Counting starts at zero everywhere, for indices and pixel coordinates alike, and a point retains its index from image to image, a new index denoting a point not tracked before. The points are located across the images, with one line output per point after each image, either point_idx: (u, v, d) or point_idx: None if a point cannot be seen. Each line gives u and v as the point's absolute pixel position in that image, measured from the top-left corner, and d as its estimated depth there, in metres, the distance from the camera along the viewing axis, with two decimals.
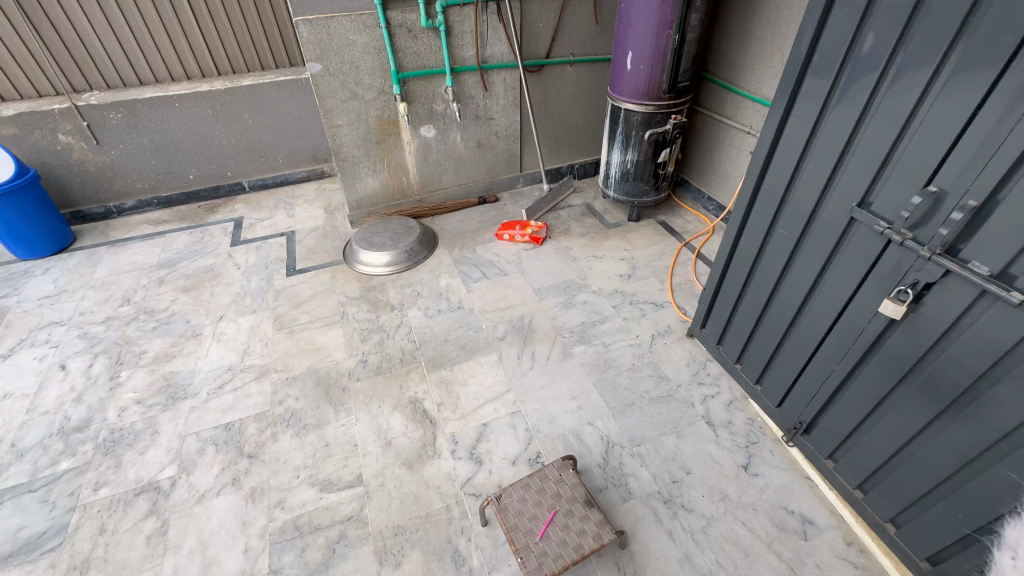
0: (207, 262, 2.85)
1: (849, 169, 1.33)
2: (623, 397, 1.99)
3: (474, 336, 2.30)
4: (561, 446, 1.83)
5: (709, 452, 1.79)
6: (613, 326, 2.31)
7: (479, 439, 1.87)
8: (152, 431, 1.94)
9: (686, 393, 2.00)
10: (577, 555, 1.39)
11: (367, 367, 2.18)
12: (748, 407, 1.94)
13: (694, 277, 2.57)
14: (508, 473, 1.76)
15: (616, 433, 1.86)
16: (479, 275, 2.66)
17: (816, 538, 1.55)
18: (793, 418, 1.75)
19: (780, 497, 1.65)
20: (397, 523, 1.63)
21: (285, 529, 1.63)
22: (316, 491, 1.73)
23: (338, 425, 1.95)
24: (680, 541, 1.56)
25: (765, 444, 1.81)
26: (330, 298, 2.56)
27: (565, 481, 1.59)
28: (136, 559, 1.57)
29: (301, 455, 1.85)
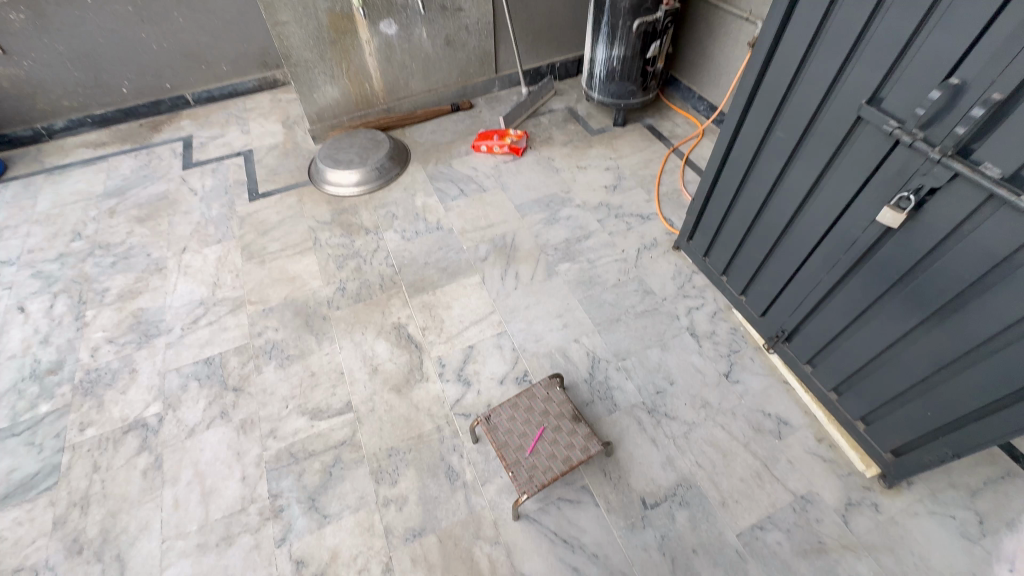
0: (160, 188, 2.62)
1: (861, 60, 1.19)
2: (608, 312, 1.98)
3: (455, 258, 2.21)
4: (548, 363, 1.85)
5: (692, 362, 1.83)
6: (598, 241, 2.23)
7: (465, 361, 1.87)
8: (130, 370, 1.89)
9: (671, 306, 1.99)
10: (566, 466, 1.45)
11: (346, 295, 2.10)
12: (732, 317, 1.95)
13: (682, 185, 2.46)
14: (496, 393, 1.78)
15: (602, 348, 1.88)
16: (457, 192, 2.50)
17: (790, 436, 1.64)
18: (776, 326, 1.76)
19: (758, 401, 1.72)
20: (390, 445, 1.67)
21: (280, 457, 1.66)
22: (307, 419, 1.75)
23: (322, 354, 1.92)
24: (662, 446, 1.63)
25: (746, 352, 1.85)
26: (299, 223, 2.40)
27: (552, 399, 1.62)
28: (135, 492, 1.60)
29: (287, 385, 1.83)
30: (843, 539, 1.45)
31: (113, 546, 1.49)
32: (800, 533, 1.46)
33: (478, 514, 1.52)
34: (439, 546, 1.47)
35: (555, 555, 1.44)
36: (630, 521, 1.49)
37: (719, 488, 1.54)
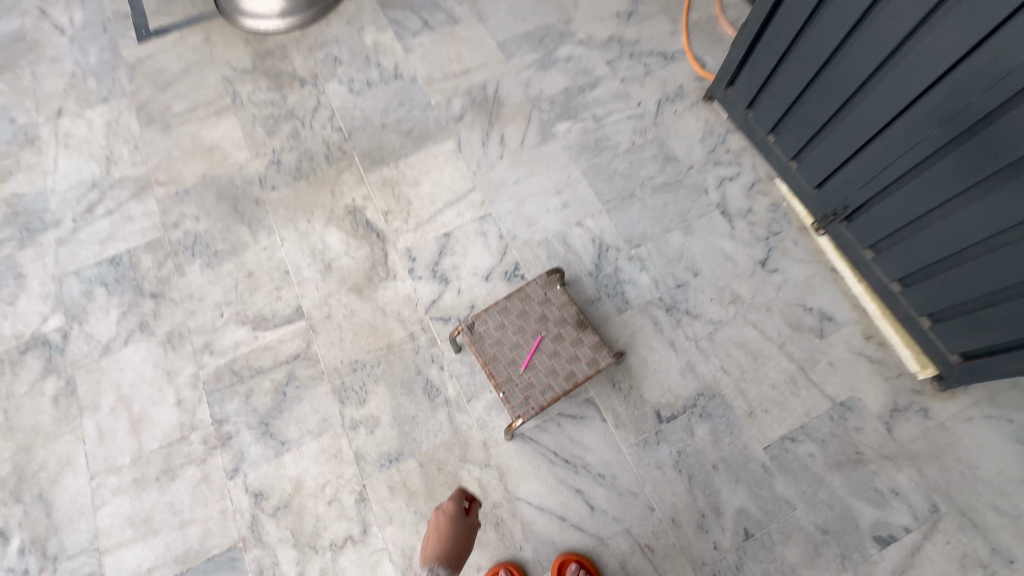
0: (12, 25, 1.92)
1: None
2: (619, 187, 1.56)
3: (422, 118, 1.69)
4: (543, 254, 1.48)
5: (721, 249, 1.48)
6: (607, 92, 1.71)
7: (441, 254, 1.50)
8: (15, 275, 1.49)
9: (698, 178, 1.57)
10: (569, 384, 1.18)
11: (282, 171, 1.63)
12: (774, 190, 1.55)
13: (718, 10, 1.85)
14: (481, 292, 1.44)
15: (611, 233, 1.50)
16: (419, 25, 1.87)
17: (833, 334, 1.37)
18: (836, 201, 1.39)
19: (799, 294, 1.42)
20: (354, 358, 1.38)
21: (220, 376, 1.37)
22: (248, 331, 1.42)
23: (259, 250, 1.52)
24: (682, 350, 1.36)
25: (788, 233, 1.49)
26: (209, 74, 1.80)
27: (551, 301, 1.28)
28: (48, 424, 1.32)
29: (219, 289, 1.47)
30: (883, 449, 1.26)
31: (32, 485, 1.26)
32: (836, 444, 1.27)
33: (464, 434, 1.29)
34: (421, 471, 1.26)
35: (555, 477, 1.25)
36: (642, 437, 1.28)
37: (747, 397, 1.31)
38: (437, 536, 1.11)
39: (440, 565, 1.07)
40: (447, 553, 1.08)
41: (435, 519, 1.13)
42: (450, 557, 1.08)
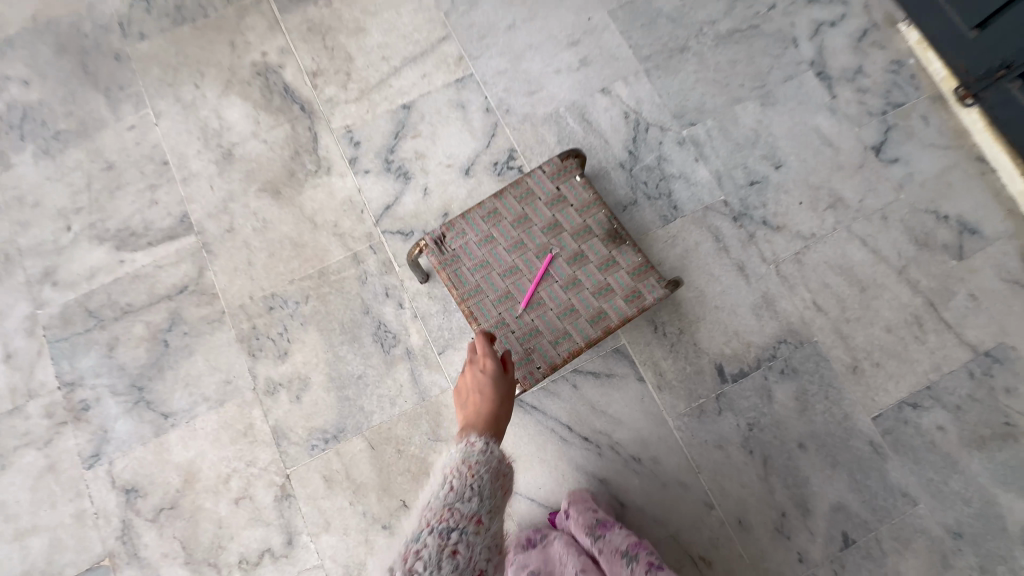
0: None
1: None
2: (665, 35, 1.04)
3: None
4: (551, 136, 0.99)
5: (815, 128, 0.99)
6: None
7: (398, 136, 1.00)
8: None
9: (782, 23, 1.05)
10: (597, 333, 0.75)
11: (154, 10, 1.07)
12: (896, 42, 1.03)
13: None
14: (457, 194, 0.97)
15: (652, 105, 1.00)
16: None
17: (978, 255, 0.93)
18: (1007, 50, 0.89)
19: (929, 195, 0.96)
20: (269, 291, 0.93)
21: (70, 318, 0.92)
22: (109, 252, 0.94)
23: (123, 131, 1.01)
24: (756, 278, 0.92)
25: (916, 105, 1.00)
26: None
27: (567, 202, 0.81)
28: None
29: (63, 190, 0.97)
30: None
31: None
32: (977, 412, 0.87)
33: (435, 402, 0.87)
34: (372, 454, 0.86)
35: (568, 461, 0.86)
36: (697, 404, 0.87)
37: (849, 346, 0.89)
38: (478, 400, 0.69)
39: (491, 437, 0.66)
40: (497, 421, 0.68)
41: (468, 380, 0.72)
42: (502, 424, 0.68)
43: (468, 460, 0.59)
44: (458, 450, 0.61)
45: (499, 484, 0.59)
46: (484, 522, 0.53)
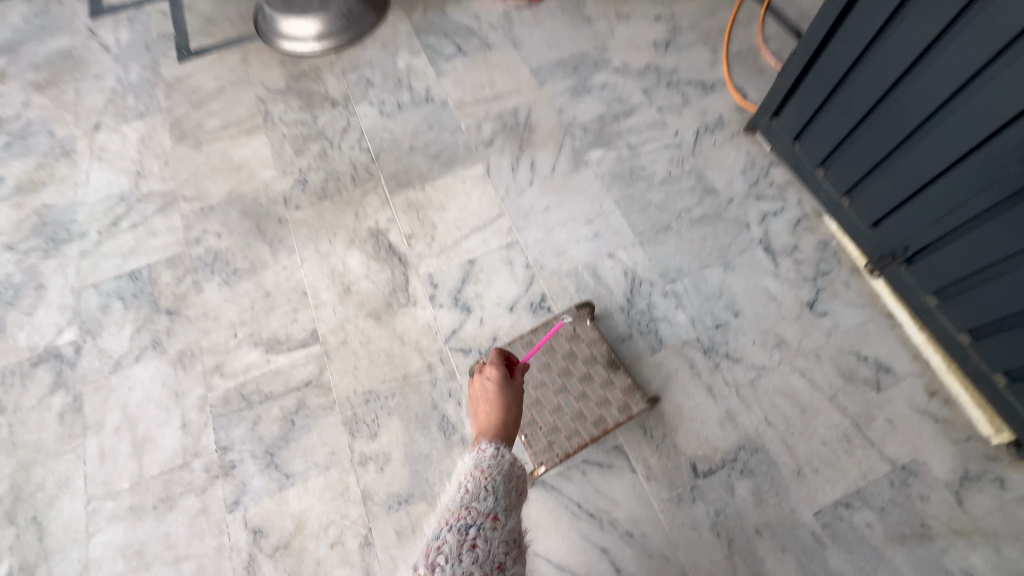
0: (61, 44, 1.98)
1: None
2: (655, 218, 1.48)
3: (451, 142, 1.66)
4: (572, 286, 1.40)
5: (764, 287, 1.37)
6: (643, 120, 1.65)
7: (464, 281, 1.43)
8: (37, 285, 1.48)
9: (738, 211, 1.48)
10: (598, 431, 1.08)
11: (308, 190, 1.60)
12: (822, 227, 1.45)
13: (761, 42, 1.79)
14: (505, 324, 1.36)
15: (645, 267, 1.42)
16: (453, 50, 1.86)
17: (891, 389, 1.24)
18: (894, 243, 1.27)
19: (852, 341, 1.30)
20: (367, 388, 1.30)
21: (229, 399, 1.31)
22: (261, 353, 1.36)
23: (278, 269, 1.48)
24: (721, 397, 1.24)
25: (839, 274, 1.38)
26: (243, 93, 1.81)
27: (580, 338, 1.20)
28: (51, 441, 1.28)
29: (235, 308, 1.42)
30: (953, 523, 1.11)
31: (28, 506, 1.20)
32: (897, 513, 1.12)
33: None
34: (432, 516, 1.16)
35: (578, 532, 1.14)
36: (675, 493, 1.16)
37: (794, 454, 1.18)
38: (489, 405, 0.91)
39: (497, 436, 0.85)
40: (502, 420, 0.88)
41: (482, 392, 0.94)
42: (506, 421, 0.88)
43: (480, 470, 0.74)
44: (470, 462, 0.77)
45: (503, 493, 0.72)
46: (497, 524, 0.66)
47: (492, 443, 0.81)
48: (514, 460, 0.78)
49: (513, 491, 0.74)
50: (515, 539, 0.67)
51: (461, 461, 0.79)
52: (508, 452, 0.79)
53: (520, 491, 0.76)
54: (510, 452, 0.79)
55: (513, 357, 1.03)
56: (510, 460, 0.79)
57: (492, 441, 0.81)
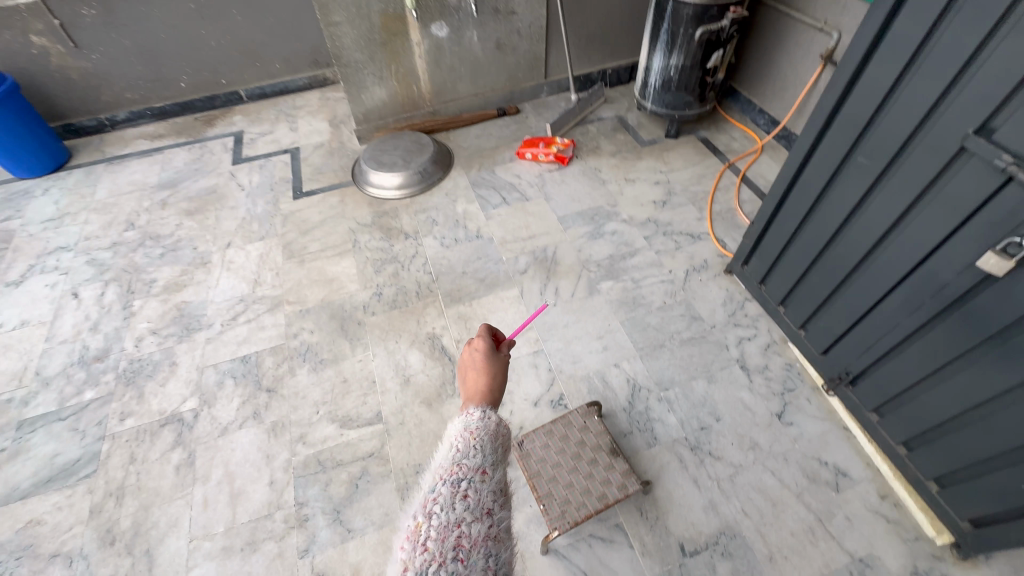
0: (210, 182, 2.67)
1: (971, 85, 1.03)
2: (652, 337, 1.88)
3: (494, 269, 2.15)
4: (585, 388, 1.76)
5: (741, 398, 1.70)
6: (644, 260, 2.13)
7: None
8: (170, 363, 1.92)
9: (720, 335, 1.87)
10: (601, 504, 1.36)
11: (382, 300, 2.08)
12: (788, 352, 1.81)
13: (737, 205, 2.31)
14: (530, 415, 1.71)
15: (643, 376, 1.78)
16: (499, 200, 2.44)
17: (849, 490, 1.50)
18: (839, 367, 1.61)
19: (814, 447, 1.58)
20: (418, 461, 1.63)
21: (308, 464, 1.65)
22: (336, 427, 1.72)
23: (354, 361, 1.89)
24: (705, 488, 1.52)
25: (802, 391, 1.71)
26: (340, 225, 2.40)
27: (589, 429, 1.53)
28: (167, 488, 1.62)
29: (319, 390, 1.82)
30: None
31: (144, 540, 1.51)
32: None
33: None
34: None
35: None
36: (667, 568, 1.39)
37: (766, 541, 1.42)
38: (476, 371, 0.94)
39: (484, 399, 0.89)
40: (489, 386, 0.92)
41: (469, 361, 0.97)
42: (493, 386, 0.91)
43: (470, 428, 0.79)
44: (461, 421, 0.81)
45: (489, 447, 0.77)
46: (484, 475, 0.72)
47: (480, 407, 0.84)
48: (501, 420, 0.82)
49: (500, 447, 0.79)
50: (503, 488, 0.74)
51: (451, 421, 0.83)
52: (496, 414, 0.83)
53: (507, 445, 0.81)
54: (497, 413, 0.83)
55: (499, 334, 1.07)
56: (497, 418, 0.83)
57: (480, 405, 0.84)
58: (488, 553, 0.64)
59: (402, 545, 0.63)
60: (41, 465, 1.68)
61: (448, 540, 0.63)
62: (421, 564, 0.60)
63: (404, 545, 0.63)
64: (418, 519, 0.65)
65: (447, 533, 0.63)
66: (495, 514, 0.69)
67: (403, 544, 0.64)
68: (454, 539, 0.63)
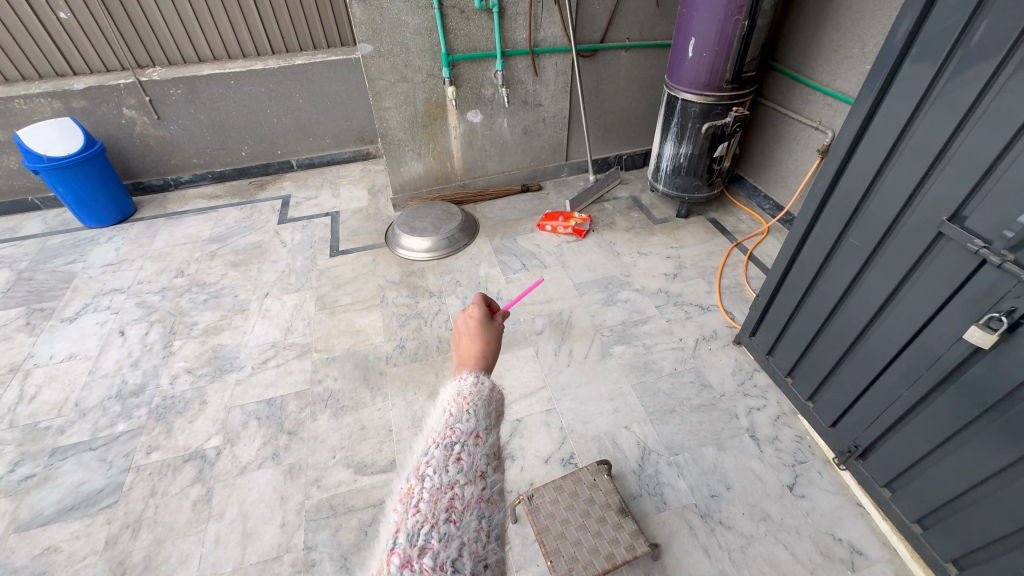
0: (256, 238, 2.92)
1: (942, 178, 1.18)
2: (662, 402, 1.93)
3: (512, 329, 2.26)
4: (595, 448, 1.79)
5: (751, 467, 1.71)
6: (655, 327, 2.23)
7: (512, 434, 1.85)
8: (200, 401, 2.02)
9: (729, 403, 1.91)
10: (608, 564, 1.36)
11: (404, 353, 2.19)
12: (798, 423, 1.83)
13: (744, 280, 2.44)
14: (540, 472, 1.73)
15: (653, 439, 1.81)
16: (519, 266, 2.62)
17: (865, 570, 1.46)
18: (848, 440, 1.63)
19: (827, 523, 1.56)
20: None
21: (320, 507, 1.68)
22: (351, 473, 1.77)
23: (374, 408, 1.97)
24: (715, 558, 1.50)
25: (813, 464, 1.72)
26: (370, 281, 2.58)
27: (598, 487, 1.55)
28: (182, 523, 1.65)
29: (337, 436, 1.88)
30: None
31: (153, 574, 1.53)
32: None
33: None
34: None
35: None
36: None
37: None
38: (469, 338, 0.93)
39: (477, 363, 0.87)
40: (482, 351, 0.90)
41: (462, 327, 0.96)
42: (485, 352, 0.90)
43: (464, 393, 0.76)
44: (454, 386, 0.78)
45: (484, 409, 0.75)
46: (479, 438, 0.70)
47: (473, 373, 0.82)
48: (495, 385, 0.79)
49: (492, 412, 0.76)
50: (496, 453, 0.71)
51: (445, 386, 0.80)
52: (489, 379, 0.80)
53: (501, 412, 0.79)
54: (490, 378, 0.80)
55: (494, 305, 1.07)
56: (490, 385, 0.80)
57: (473, 370, 0.82)
58: (480, 515, 0.62)
59: (395, 507, 0.61)
60: (66, 493, 1.74)
61: (441, 501, 0.61)
62: (413, 525, 0.58)
63: (397, 507, 0.61)
64: (410, 481, 0.63)
65: (440, 495, 0.61)
66: (489, 478, 0.66)
67: (395, 507, 0.62)
68: (446, 500, 0.61)
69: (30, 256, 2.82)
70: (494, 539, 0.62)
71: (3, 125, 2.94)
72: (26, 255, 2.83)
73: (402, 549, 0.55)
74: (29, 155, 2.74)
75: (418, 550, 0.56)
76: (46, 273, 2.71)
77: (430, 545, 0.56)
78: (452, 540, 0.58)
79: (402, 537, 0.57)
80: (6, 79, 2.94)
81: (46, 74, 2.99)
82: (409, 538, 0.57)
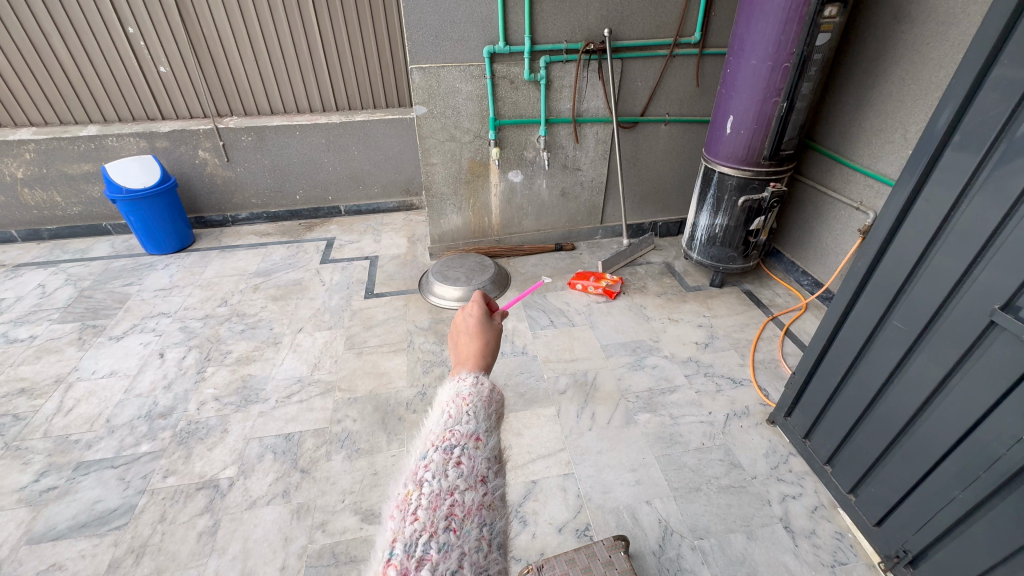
0: (297, 275, 3.06)
1: (993, 266, 1.13)
2: (688, 478, 1.82)
3: (535, 385, 2.22)
4: (612, 522, 1.69)
5: (784, 562, 1.56)
6: (683, 398, 2.15)
7: (525, 497, 1.77)
8: (222, 429, 2.05)
9: (761, 488, 1.78)
10: None
11: (424, 399, 2.18)
12: (839, 518, 1.68)
13: (780, 356, 2.35)
14: (552, 541, 1.63)
15: (677, 519, 1.69)
16: (547, 322, 2.62)
17: None
18: (895, 544, 1.48)
19: None
20: None
21: (322, 554, 1.62)
22: (357, 520, 1.71)
23: (389, 454, 1.94)
24: None
25: (856, 567, 1.54)
26: (399, 325, 2.63)
27: (613, 565, 1.43)
28: (184, 554, 1.63)
29: (349, 479, 1.85)
30: None
31: None
32: None
33: None
34: None
35: None
36: None
37: None
38: (469, 336, 0.93)
39: (476, 364, 0.85)
40: (480, 350, 0.89)
41: (461, 326, 0.96)
42: (484, 352, 0.88)
43: (462, 395, 0.75)
44: (453, 387, 0.78)
45: (485, 404, 0.75)
46: (481, 439, 0.69)
47: (473, 373, 0.81)
48: (494, 386, 0.79)
49: (492, 414, 0.75)
50: (495, 458, 0.71)
51: (442, 387, 0.79)
52: (489, 380, 0.80)
53: (501, 414, 0.78)
54: (490, 379, 0.80)
55: (494, 305, 1.07)
56: (491, 387, 0.80)
57: (473, 371, 0.82)
58: (481, 523, 0.61)
59: (392, 514, 0.61)
60: (81, 509, 1.76)
61: (440, 509, 0.60)
62: (410, 535, 0.57)
63: (394, 514, 0.61)
64: (408, 486, 0.62)
65: (439, 501, 0.60)
66: (489, 481, 0.66)
67: (392, 514, 0.61)
68: (446, 508, 0.60)
69: (93, 276, 3.04)
70: (495, 547, 0.62)
71: (94, 158, 3.28)
72: (90, 275, 3.06)
73: (399, 560, 0.54)
74: (112, 185, 3.03)
75: (416, 561, 0.54)
76: (104, 292, 2.90)
77: (429, 556, 0.55)
78: (452, 549, 0.57)
79: (399, 547, 0.56)
80: (105, 119, 3.33)
81: (138, 116, 3.35)
82: (407, 548, 0.55)
